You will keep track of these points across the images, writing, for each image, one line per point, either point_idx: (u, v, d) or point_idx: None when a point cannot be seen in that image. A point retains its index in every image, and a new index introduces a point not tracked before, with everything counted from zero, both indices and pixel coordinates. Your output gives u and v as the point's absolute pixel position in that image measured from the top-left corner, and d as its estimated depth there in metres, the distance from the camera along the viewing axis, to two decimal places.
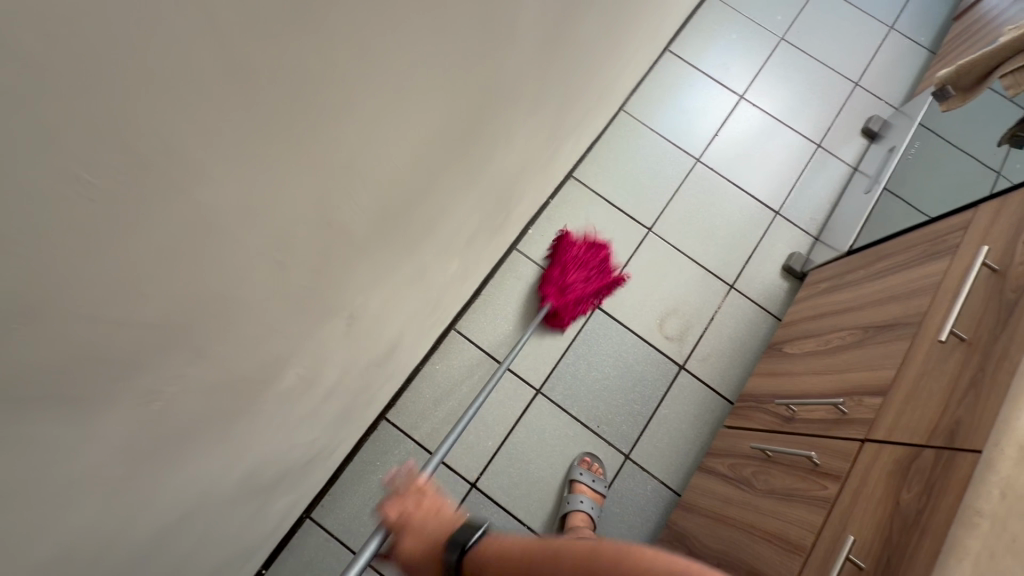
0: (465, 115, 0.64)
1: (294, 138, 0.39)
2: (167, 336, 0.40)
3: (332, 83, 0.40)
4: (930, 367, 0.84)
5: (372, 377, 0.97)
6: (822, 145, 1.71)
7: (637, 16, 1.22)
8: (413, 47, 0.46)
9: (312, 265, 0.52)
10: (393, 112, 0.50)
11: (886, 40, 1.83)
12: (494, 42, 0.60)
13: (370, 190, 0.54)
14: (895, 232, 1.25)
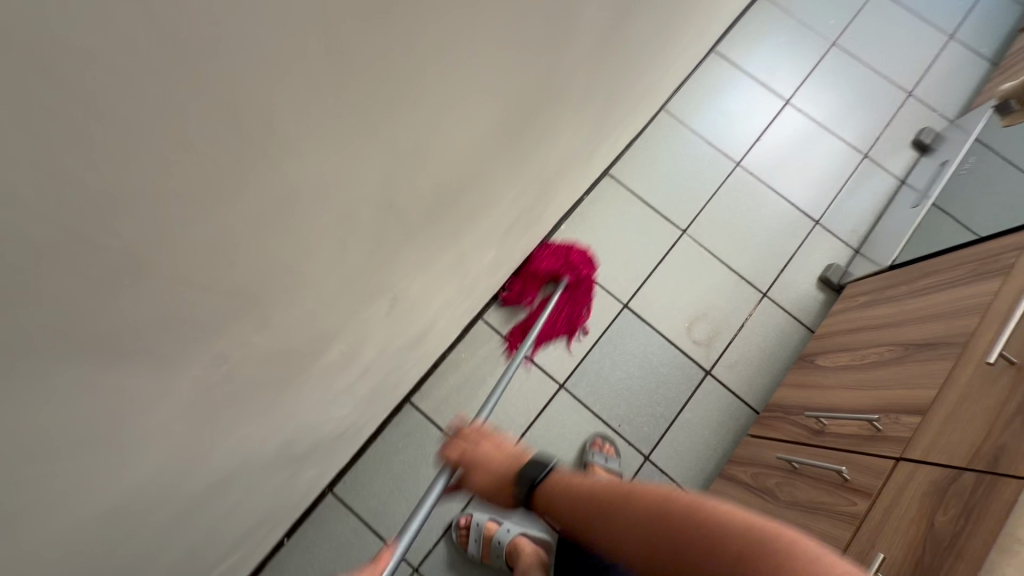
0: (520, 107, 0.65)
1: (367, 120, 0.41)
2: (238, 303, 0.42)
3: (406, 67, 0.40)
4: (975, 389, 0.82)
5: (404, 360, 0.99)
6: (868, 155, 1.66)
7: (689, 15, 1.20)
8: (482, 36, 0.47)
9: (367, 246, 0.54)
10: (458, 97, 0.50)
11: (945, 49, 1.76)
12: (555, 37, 0.61)
13: (428, 176, 0.55)
14: (942, 250, 1.21)
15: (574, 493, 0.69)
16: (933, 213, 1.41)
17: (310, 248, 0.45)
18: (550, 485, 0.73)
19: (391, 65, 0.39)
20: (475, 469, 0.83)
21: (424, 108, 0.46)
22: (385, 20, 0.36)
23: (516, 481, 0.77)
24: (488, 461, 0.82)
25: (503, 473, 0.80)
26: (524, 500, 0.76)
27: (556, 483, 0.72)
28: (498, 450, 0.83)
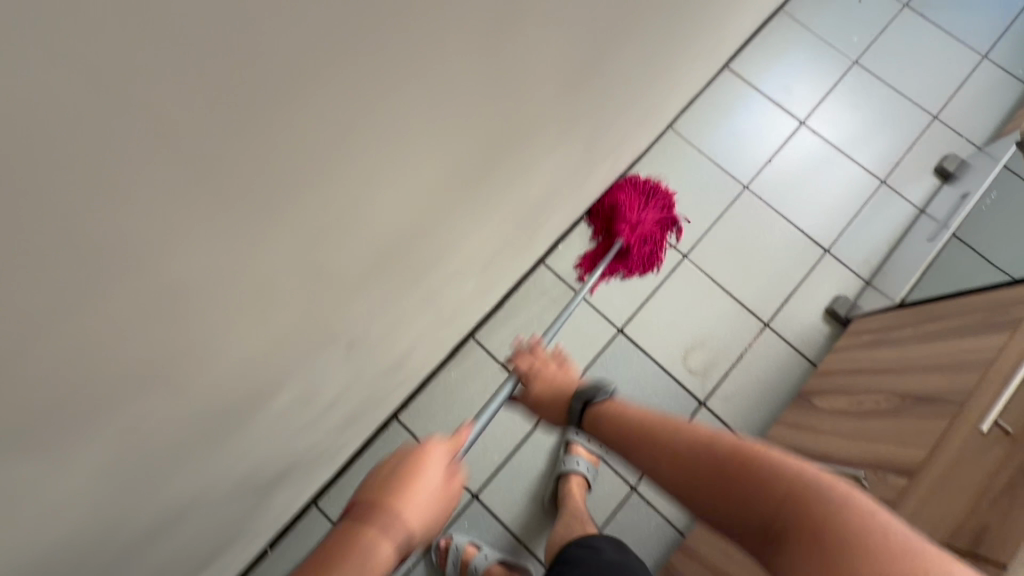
0: (473, 154, 0.64)
1: (255, 185, 0.41)
2: (134, 365, 0.42)
3: (304, 128, 0.40)
4: (963, 458, 0.77)
5: (381, 388, 1.00)
6: (886, 182, 1.58)
7: (693, 34, 1.14)
8: (400, 91, 0.46)
9: (299, 300, 0.53)
10: (383, 150, 0.50)
11: (977, 68, 1.66)
12: (502, 85, 0.59)
13: (360, 232, 0.55)
14: (965, 290, 1.12)
15: (621, 417, 0.74)
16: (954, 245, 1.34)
17: (224, 303, 0.46)
18: (604, 407, 0.78)
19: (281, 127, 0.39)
20: (538, 381, 0.92)
21: (338, 164, 0.46)
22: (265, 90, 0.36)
23: (574, 396, 0.84)
24: (548, 381, 0.92)
25: (563, 394, 0.88)
26: (575, 419, 0.83)
27: (608, 407, 0.77)
28: (558, 372, 0.93)
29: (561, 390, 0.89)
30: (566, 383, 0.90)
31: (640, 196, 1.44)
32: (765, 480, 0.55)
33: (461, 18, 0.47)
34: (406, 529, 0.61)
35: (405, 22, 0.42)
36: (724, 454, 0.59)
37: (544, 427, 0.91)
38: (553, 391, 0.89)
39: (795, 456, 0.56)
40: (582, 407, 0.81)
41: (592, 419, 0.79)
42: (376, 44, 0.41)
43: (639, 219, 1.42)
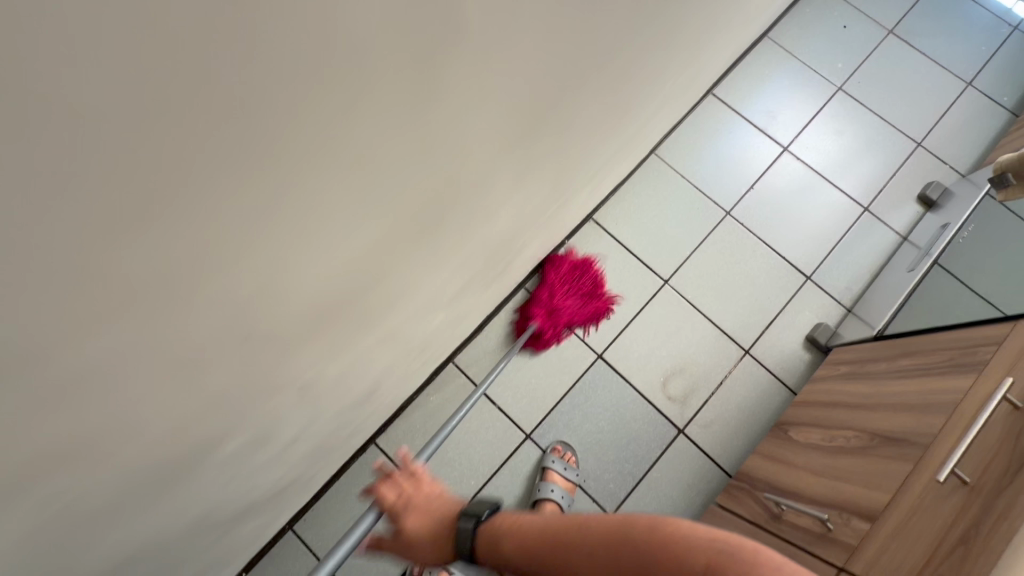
0: (435, 184, 0.57)
1: (215, 271, 0.40)
2: (82, 440, 0.41)
3: (254, 212, 0.39)
4: (923, 505, 0.77)
5: (351, 418, 0.99)
6: (869, 209, 1.58)
7: (678, 67, 1.14)
8: (358, 162, 0.45)
9: (257, 359, 0.53)
10: (340, 216, 0.48)
11: (961, 96, 1.68)
12: (471, 118, 0.54)
13: (296, 274, 0.48)
14: (942, 325, 1.13)
15: (524, 530, 0.66)
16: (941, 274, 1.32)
17: (164, 377, 0.44)
18: (495, 522, 0.70)
19: (229, 213, 0.37)
20: (409, 515, 0.77)
21: (293, 239, 0.45)
22: (212, 182, 0.35)
23: (462, 515, 0.74)
24: (420, 511, 0.78)
25: (441, 521, 0.76)
26: (463, 548, 0.72)
27: (501, 522, 0.69)
28: (429, 497, 0.80)
29: (439, 516, 0.77)
30: (443, 507, 0.78)
31: (563, 279, 1.42)
32: (689, 566, 0.49)
33: (428, 91, 0.46)
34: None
35: (366, 101, 0.41)
36: (636, 547, 0.53)
37: (426, 562, 0.77)
38: (430, 520, 0.77)
39: (706, 526, 0.52)
40: (473, 526, 0.71)
41: (485, 539, 0.69)
42: (334, 127, 0.40)
43: (557, 303, 1.39)
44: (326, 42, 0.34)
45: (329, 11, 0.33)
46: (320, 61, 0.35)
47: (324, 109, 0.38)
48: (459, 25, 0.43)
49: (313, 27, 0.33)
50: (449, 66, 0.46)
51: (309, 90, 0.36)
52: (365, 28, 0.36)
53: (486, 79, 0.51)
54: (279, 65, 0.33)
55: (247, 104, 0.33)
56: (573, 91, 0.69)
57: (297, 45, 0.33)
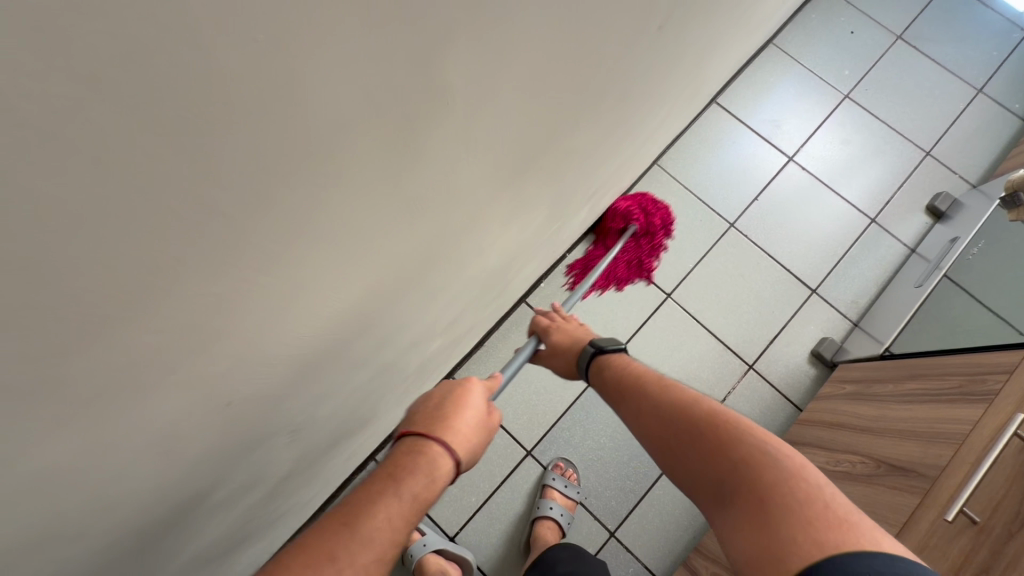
0: (435, 242, 0.59)
1: (188, 346, 0.38)
2: (52, 512, 0.40)
3: (217, 282, 0.36)
4: (928, 544, 0.75)
5: (348, 446, 0.97)
6: (876, 220, 1.56)
7: (686, 84, 1.11)
8: (334, 224, 0.42)
9: (245, 418, 0.51)
10: (326, 285, 0.47)
11: (971, 103, 1.65)
12: (472, 181, 0.55)
13: (299, 340, 0.49)
14: (953, 348, 1.10)
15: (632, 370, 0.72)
16: (951, 288, 1.29)
17: (130, 449, 0.41)
18: (616, 356, 0.78)
19: (187, 287, 0.34)
20: (558, 332, 0.90)
21: (264, 303, 0.42)
22: (165, 259, 0.32)
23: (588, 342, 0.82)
24: (565, 330, 0.90)
25: (580, 341, 0.86)
26: (584, 368, 0.81)
27: (619, 358, 0.77)
28: (573, 323, 0.91)
29: (578, 340, 0.86)
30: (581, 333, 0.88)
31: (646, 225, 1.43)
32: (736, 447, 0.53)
33: (409, 147, 0.42)
34: (453, 456, 0.57)
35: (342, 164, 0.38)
36: (702, 424, 0.57)
37: (562, 375, 0.89)
38: (572, 343, 0.87)
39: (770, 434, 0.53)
40: (594, 352, 0.80)
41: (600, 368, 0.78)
42: (305, 190, 0.37)
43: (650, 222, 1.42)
44: (291, 111, 0.31)
45: (291, 83, 0.30)
46: (284, 130, 0.32)
47: (292, 175, 0.35)
48: (444, 80, 0.40)
49: (275, 100, 0.30)
50: (432, 122, 0.42)
51: (273, 159, 0.33)
52: (337, 94, 0.33)
53: (475, 131, 0.48)
54: (237, 140, 0.30)
55: (205, 180, 0.30)
56: (572, 125, 0.66)
57: (257, 119, 0.30)
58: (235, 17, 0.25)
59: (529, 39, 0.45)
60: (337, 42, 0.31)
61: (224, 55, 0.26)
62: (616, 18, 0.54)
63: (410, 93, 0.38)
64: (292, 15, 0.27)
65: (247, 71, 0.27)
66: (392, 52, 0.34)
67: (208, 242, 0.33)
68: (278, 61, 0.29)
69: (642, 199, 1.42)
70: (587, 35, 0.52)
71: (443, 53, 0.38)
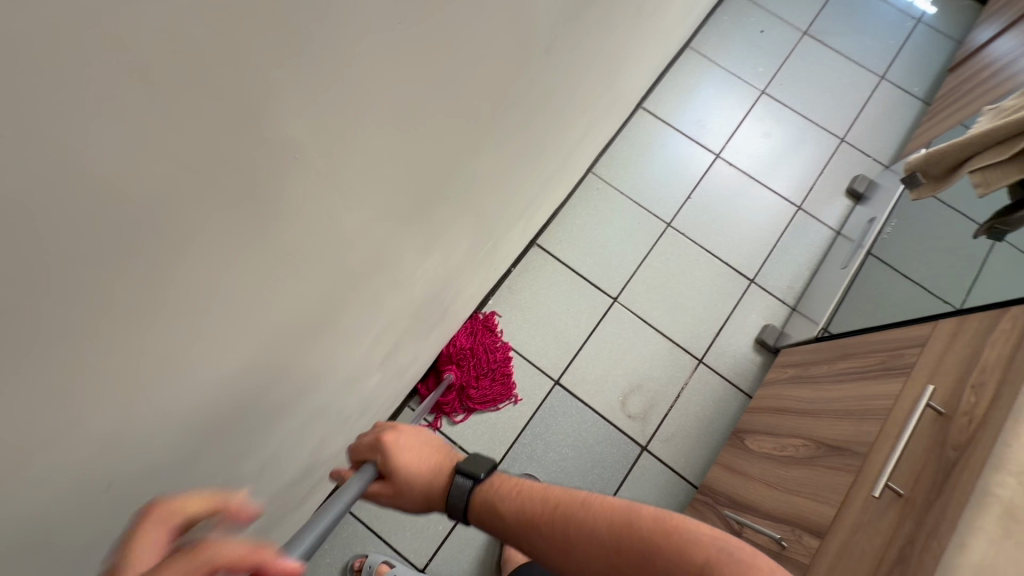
0: (336, 286, 0.58)
1: (59, 422, 0.36)
2: None
3: (61, 366, 0.34)
4: (863, 522, 0.78)
5: (296, 493, 0.93)
6: (802, 208, 1.63)
7: (602, 94, 1.13)
8: (202, 284, 0.40)
9: (149, 483, 0.49)
10: (211, 343, 0.45)
11: (876, 90, 1.76)
12: (364, 221, 0.54)
13: (190, 401, 0.47)
14: (882, 324, 1.14)
15: (523, 499, 0.56)
16: (877, 266, 1.35)
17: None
18: (489, 490, 0.58)
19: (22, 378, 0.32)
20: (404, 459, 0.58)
21: (127, 378, 0.39)
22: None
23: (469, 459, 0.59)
24: (414, 451, 0.60)
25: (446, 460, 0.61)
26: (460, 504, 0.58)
27: (500, 488, 0.58)
28: (418, 433, 0.62)
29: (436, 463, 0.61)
30: (445, 450, 0.62)
31: (485, 346, 1.41)
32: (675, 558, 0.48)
33: (269, 200, 0.41)
34: None
35: (199, 231, 0.37)
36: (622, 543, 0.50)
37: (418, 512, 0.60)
38: (428, 471, 0.59)
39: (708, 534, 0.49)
40: (470, 486, 0.57)
41: (480, 503, 0.57)
42: (156, 262, 0.35)
43: (470, 364, 1.37)
44: (113, 194, 0.29)
45: (103, 168, 0.28)
46: (109, 212, 0.30)
47: (149, 243, 0.34)
48: (292, 132, 0.39)
49: (91, 187, 0.28)
50: (295, 172, 0.41)
51: (103, 239, 0.31)
52: (174, 167, 0.32)
53: (345, 177, 0.47)
54: (65, 231, 0.28)
55: (16, 273, 0.27)
56: (469, 152, 0.66)
57: (97, 203, 0.29)
58: (25, 118, 0.23)
59: (387, 76, 0.44)
60: (153, 118, 0.29)
61: (48, 145, 0.25)
62: (487, 46, 0.55)
63: (254, 150, 0.37)
64: (91, 104, 0.25)
65: (61, 167, 0.26)
66: (223, 114, 0.33)
67: (42, 329, 0.31)
68: (88, 151, 0.27)
69: (481, 319, 1.43)
70: (458, 66, 0.52)
71: (284, 105, 0.36)
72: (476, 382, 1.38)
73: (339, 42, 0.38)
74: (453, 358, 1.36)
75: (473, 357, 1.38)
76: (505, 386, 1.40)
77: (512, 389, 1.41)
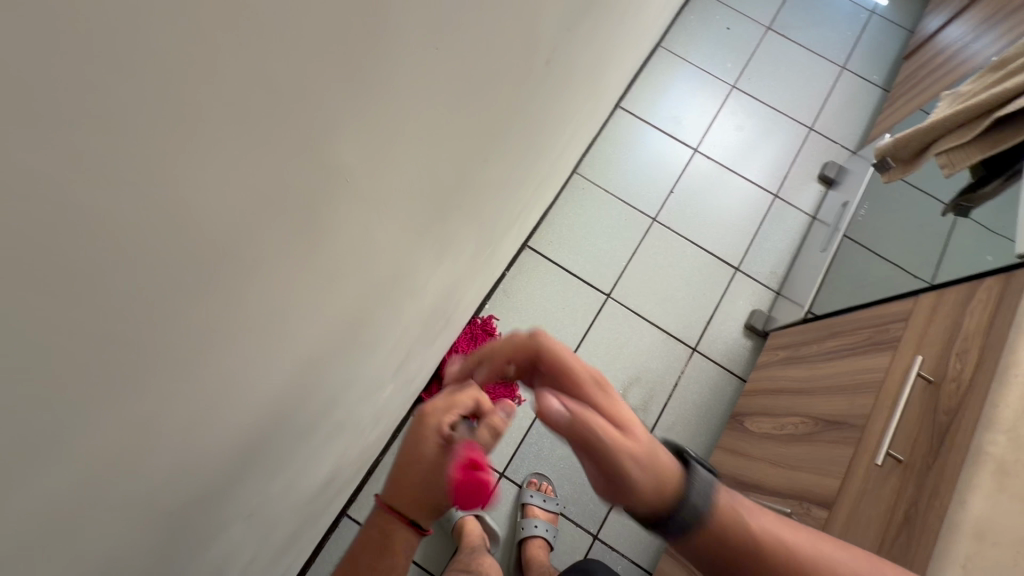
0: (363, 303, 0.59)
1: (141, 464, 0.36)
2: None
3: (149, 408, 0.34)
4: (867, 490, 0.82)
5: (314, 510, 0.93)
6: (779, 195, 1.70)
7: (587, 98, 1.17)
8: (258, 318, 0.40)
9: (201, 514, 0.49)
10: (263, 370, 0.46)
11: (839, 80, 1.85)
12: (390, 237, 0.55)
13: (242, 427, 0.47)
14: (864, 302, 1.20)
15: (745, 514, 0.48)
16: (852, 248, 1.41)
17: None
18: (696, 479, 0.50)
19: (102, 432, 0.31)
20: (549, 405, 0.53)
21: (198, 414, 0.39)
22: (67, 417, 0.28)
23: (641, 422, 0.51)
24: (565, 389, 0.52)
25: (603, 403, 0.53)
26: None
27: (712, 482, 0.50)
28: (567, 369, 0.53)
29: None
30: None
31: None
32: None
33: (325, 227, 0.42)
34: None
35: (266, 264, 0.37)
36: None
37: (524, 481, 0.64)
38: None
39: None
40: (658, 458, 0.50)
41: None
42: (231, 298, 0.35)
43: None
44: (204, 236, 0.30)
45: (201, 213, 0.29)
46: (199, 253, 0.30)
47: (227, 280, 0.34)
48: (343, 158, 0.39)
49: (188, 231, 0.28)
50: (345, 200, 0.42)
51: (192, 281, 0.31)
52: (255, 206, 0.33)
53: (380, 198, 0.48)
54: (163, 275, 0.29)
55: (104, 324, 0.27)
56: (478, 163, 0.68)
57: (193, 245, 0.29)
58: (150, 174, 0.24)
59: (425, 101, 0.45)
60: (244, 160, 0.29)
61: (162, 196, 0.25)
62: (503, 62, 0.56)
63: (311, 182, 0.36)
64: (200, 154, 0.26)
65: (170, 217, 0.27)
66: (293, 149, 0.33)
67: (119, 378, 0.30)
68: (192, 198, 0.27)
69: (480, 323, 1.44)
70: (477, 83, 0.53)
71: (344, 136, 0.37)
72: None
73: (393, 73, 0.39)
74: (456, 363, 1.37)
75: None
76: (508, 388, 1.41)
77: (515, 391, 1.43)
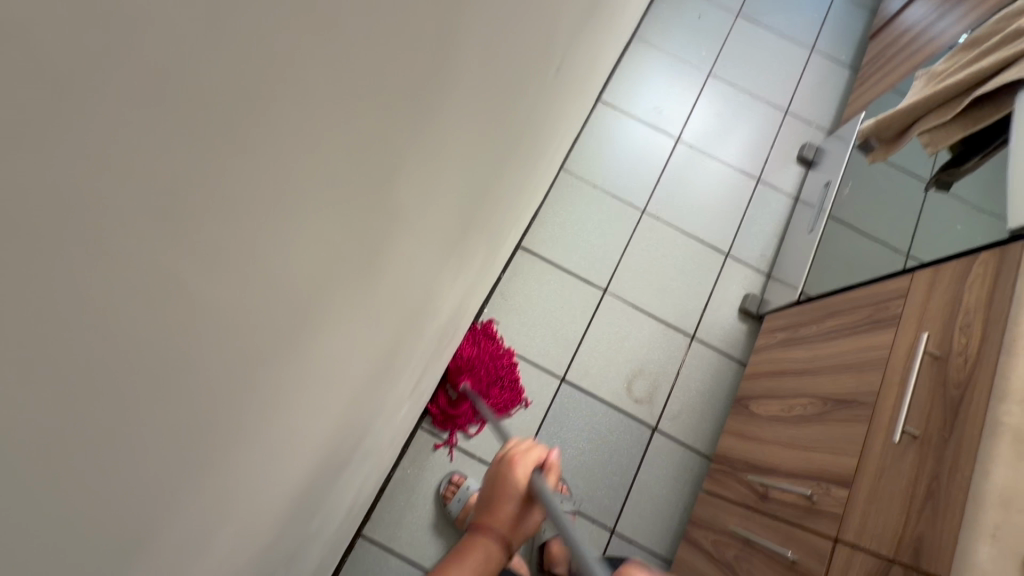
0: (397, 332, 0.56)
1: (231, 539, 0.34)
2: None
3: (245, 482, 0.32)
4: (886, 465, 0.84)
5: (338, 538, 0.90)
6: (761, 179, 1.73)
7: (576, 98, 1.16)
8: (320, 368, 0.38)
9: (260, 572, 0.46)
10: (317, 418, 0.43)
11: (809, 61, 1.89)
12: (424, 263, 0.53)
13: (295, 480, 0.45)
14: (857, 280, 1.23)
15: None
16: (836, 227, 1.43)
17: None
18: None
19: (204, 522, 0.28)
20: None
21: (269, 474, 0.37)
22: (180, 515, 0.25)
23: None
24: None
25: None
26: None
27: None
28: None
29: None
30: None
31: (490, 354, 1.41)
32: None
33: (379, 266, 0.40)
34: None
35: (334, 313, 0.35)
36: None
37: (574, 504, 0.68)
38: None
39: None
40: None
41: None
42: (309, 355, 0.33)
43: (482, 371, 1.37)
44: (300, 298, 0.28)
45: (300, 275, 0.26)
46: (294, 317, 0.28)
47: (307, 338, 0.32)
48: (401, 195, 0.37)
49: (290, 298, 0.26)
50: (396, 235, 0.40)
51: (285, 346, 0.29)
52: (334, 258, 0.31)
53: (422, 227, 0.46)
54: (268, 347, 0.27)
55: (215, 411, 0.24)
56: (495, 176, 0.66)
57: (292, 309, 0.27)
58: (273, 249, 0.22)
59: (466, 124, 0.44)
60: (335, 213, 0.27)
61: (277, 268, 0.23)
62: (525, 74, 0.55)
63: (375, 223, 0.35)
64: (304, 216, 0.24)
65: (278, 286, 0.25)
66: (368, 193, 0.31)
67: (222, 461, 0.28)
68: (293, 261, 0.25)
69: (481, 328, 1.43)
70: (504, 99, 0.52)
71: (404, 172, 0.36)
72: (489, 389, 1.37)
73: (444, 100, 0.37)
74: (466, 366, 1.35)
75: (484, 363, 1.38)
76: (515, 390, 1.41)
77: (521, 393, 1.42)
